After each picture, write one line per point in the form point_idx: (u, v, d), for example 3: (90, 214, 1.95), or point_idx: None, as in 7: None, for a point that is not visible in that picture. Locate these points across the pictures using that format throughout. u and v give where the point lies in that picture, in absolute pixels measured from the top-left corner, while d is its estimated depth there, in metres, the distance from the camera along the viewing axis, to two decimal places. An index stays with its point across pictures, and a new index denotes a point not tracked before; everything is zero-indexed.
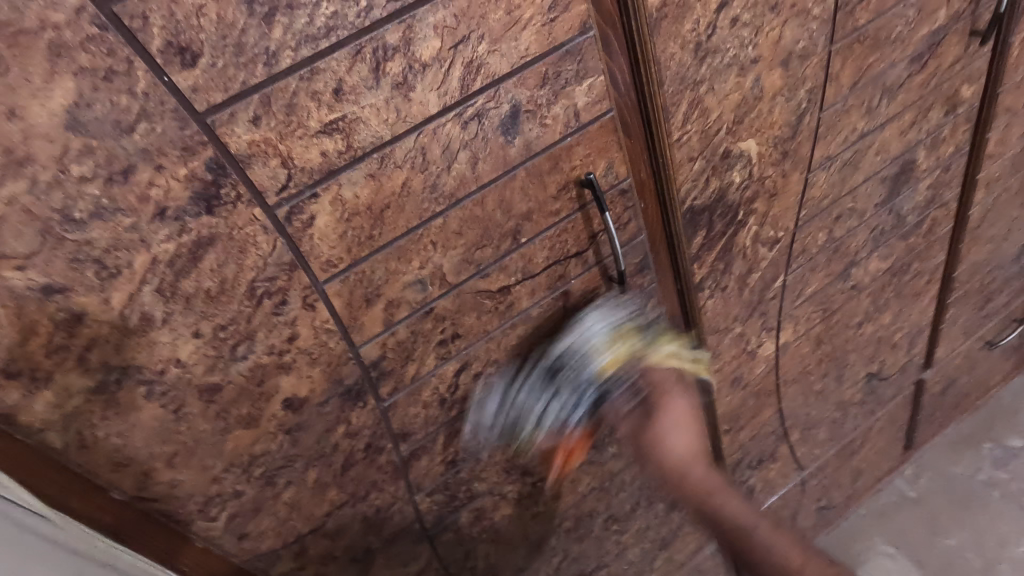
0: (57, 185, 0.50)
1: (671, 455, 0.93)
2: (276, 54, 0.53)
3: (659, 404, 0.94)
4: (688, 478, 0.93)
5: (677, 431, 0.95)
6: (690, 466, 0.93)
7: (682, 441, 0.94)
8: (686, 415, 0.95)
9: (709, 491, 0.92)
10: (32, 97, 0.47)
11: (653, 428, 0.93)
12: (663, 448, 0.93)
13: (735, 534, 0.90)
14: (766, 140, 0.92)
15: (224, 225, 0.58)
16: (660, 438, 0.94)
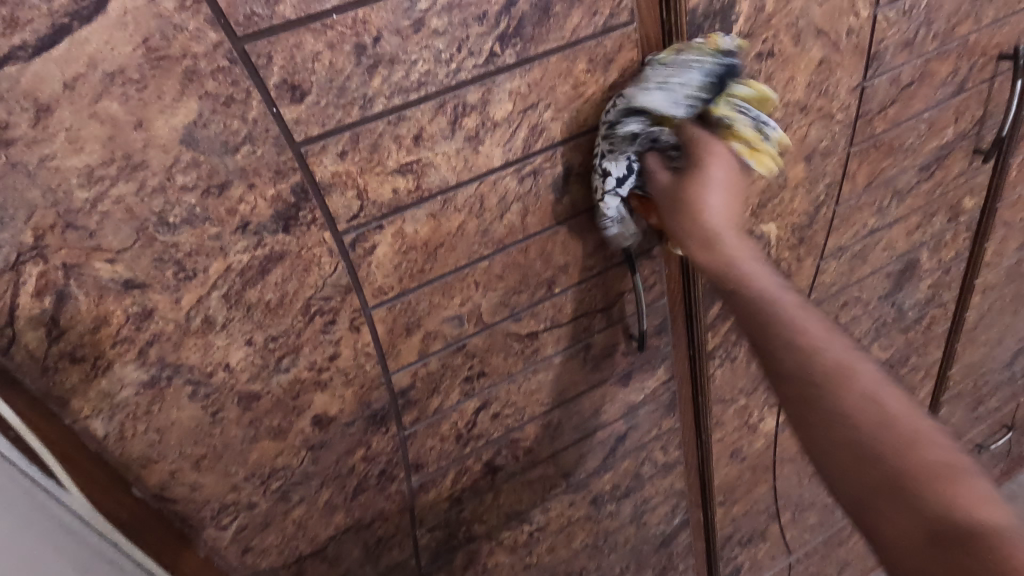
0: (160, 191, 0.55)
1: (798, 321, 0.63)
2: (371, 100, 0.60)
3: (713, 231, 0.69)
4: (842, 371, 0.58)
5: (812, 315, 0.64)
6: (825, 359, 0.59)
7: (774, 292, 0.66)
8: (758, 259, 0.69)
9: (828, 361, 0.59)
10: (159, 113, 0.52)
11: (694, 193, 0.70)
12: (742, 268, 0.67)
13: (905, 447, 0.52)
14: (785, 225, 0.98)
15: (296, 243, 0.63)
16: (736, 248, 0.68)
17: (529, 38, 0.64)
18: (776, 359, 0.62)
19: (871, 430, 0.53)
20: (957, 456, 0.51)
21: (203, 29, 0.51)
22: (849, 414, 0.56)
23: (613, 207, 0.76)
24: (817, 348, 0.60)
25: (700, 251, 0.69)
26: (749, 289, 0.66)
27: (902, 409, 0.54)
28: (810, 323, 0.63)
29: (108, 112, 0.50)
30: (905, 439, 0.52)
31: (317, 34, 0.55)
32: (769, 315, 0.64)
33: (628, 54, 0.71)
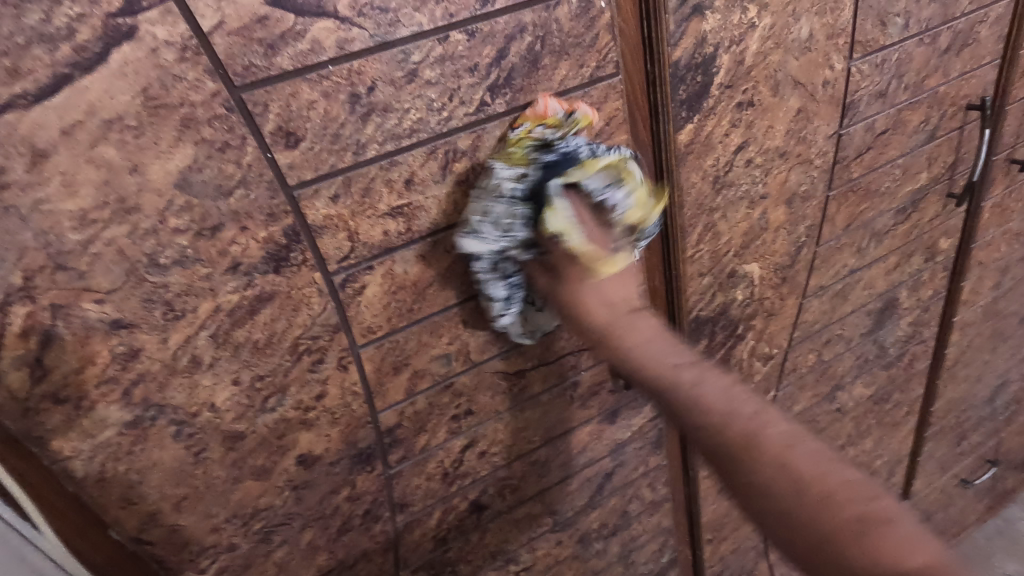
0: (152, 233, 0.56)
1: (711, 396, 0.65)
2: (364, 145, 0.61)
3: (616, 324, 0.69)
4: (753, 448, 0.61)
5: (718, 383, 0.66)
6: (733, 429, 0.62)
7: (699, 369, 0.67)
8: (660, 335, 0.70)
9: (731, 429, 0.62)
10: (155, 158, 0.53)
11: (573, 282, 0.69)
12: (633, 352, 0.68)
13: (821, 504, 0.56)
14: (768, 265, 1.01)
15: (286, 284, 0.64)
16: (620, 328, 0.69)
17: (519, 88, 0.66)
18: (704, 441, 0.65)
19: (791, 502, 0.57)
20: (863, 508, 0.55)
21: (202, 79, 0.52)
22: (768, 487, 0.59)
23: (501, 296, 0.73)
24: (724, 420, 0.63)
25: (596, 341, 0.70)
26: (647, 365, 0.68)
27: (810, 467, 0.58)
28: (710, 392, 0.65)
29: (104, 157, 0.51)
30: (818, 498, 0.56)
31: (313, 84, 0.56)
32: (682, 395, 0.66)
33: (613, 104, 0.74)
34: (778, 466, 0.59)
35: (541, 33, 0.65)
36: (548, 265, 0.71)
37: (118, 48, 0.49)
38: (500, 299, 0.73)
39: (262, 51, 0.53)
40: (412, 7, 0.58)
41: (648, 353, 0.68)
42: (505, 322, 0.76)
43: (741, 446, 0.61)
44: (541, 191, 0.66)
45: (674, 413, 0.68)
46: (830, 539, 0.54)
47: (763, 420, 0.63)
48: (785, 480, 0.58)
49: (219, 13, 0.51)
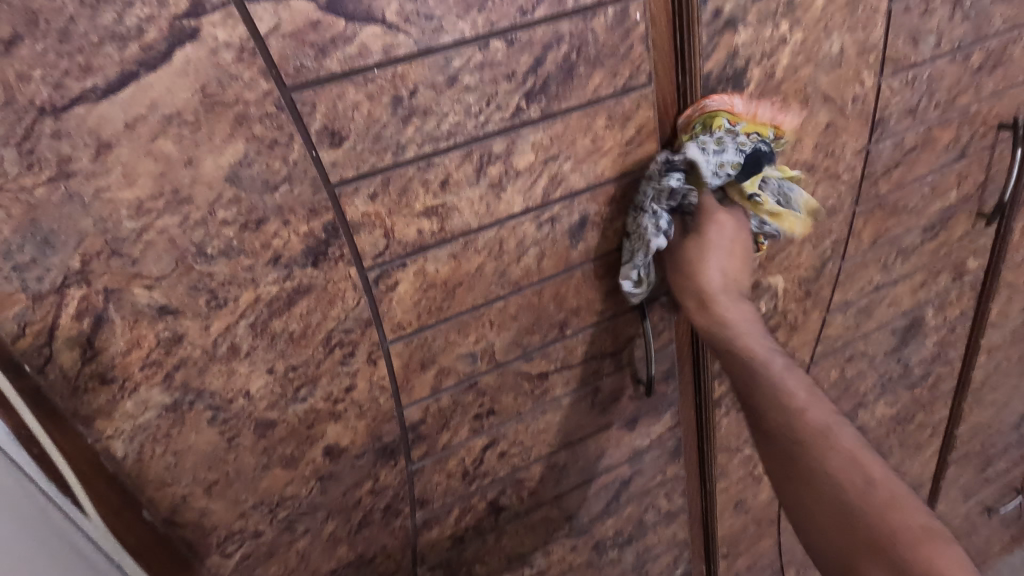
0: (201, 224, 0.58)
1: (814, 411, 0.71)
2: (404, 146, 0.63)
3: (708, 288, 0.82)
4: (825, 436, 0.68)
5: (820, 400, 0.73)
6: (814, 440, 0.68)
7: (801, 381, 0.75)
8: (753, 322, 0.82)
9: (810, 419, 0.70)
10: (209, 152, 0.56)
11: (697, 252, 0.83)
12: (731, 330, 0.80)
13: (869, 504, 0.61)
14: (792, 278, 1.01)
15: (323, 277, 0.66)
16: (728, 311, 0.81)
17: (553, 95, 0.68)
18: (765, 424, 0.73)
19: (856, 492, 0.63)
20: (928, 522, 0.59)
21: (255, 79, 0.55)
22: (835, 478, 0.65)
23: (661, 229, 0.77)
24: (802, 412, 0.71)
25: (696, 310, 0.83)
26: (760, 372, 0.76)
27: (881, 477, 0.64)
28: (803, 403, 0.72)
29: (162, 150, 0.54)
30: (885, 506, 0.61)
31: (358, 86, 0.59)
32: (781, 400, 0.73)
33: (645, 113, 0.75)
34: (849, 460, 0.65)
35: (577, 42, 0.67)
36: (696, 222, 0.83)
37: (181, 47, 0.52)
38: (656, 237, 0.77)
39: (313, 54, 0.56)
40: (455, 15, 0.60)
41: (764, 366, 0.76)
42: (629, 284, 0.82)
43: (809, 435, 0.69)
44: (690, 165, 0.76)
45: (784, 416, 0.72)
46: (874, 532, 0.59)
47: (848, 426, 0.70)
48: (845, 462, 0.65)
49: (275, 17, 0.54)
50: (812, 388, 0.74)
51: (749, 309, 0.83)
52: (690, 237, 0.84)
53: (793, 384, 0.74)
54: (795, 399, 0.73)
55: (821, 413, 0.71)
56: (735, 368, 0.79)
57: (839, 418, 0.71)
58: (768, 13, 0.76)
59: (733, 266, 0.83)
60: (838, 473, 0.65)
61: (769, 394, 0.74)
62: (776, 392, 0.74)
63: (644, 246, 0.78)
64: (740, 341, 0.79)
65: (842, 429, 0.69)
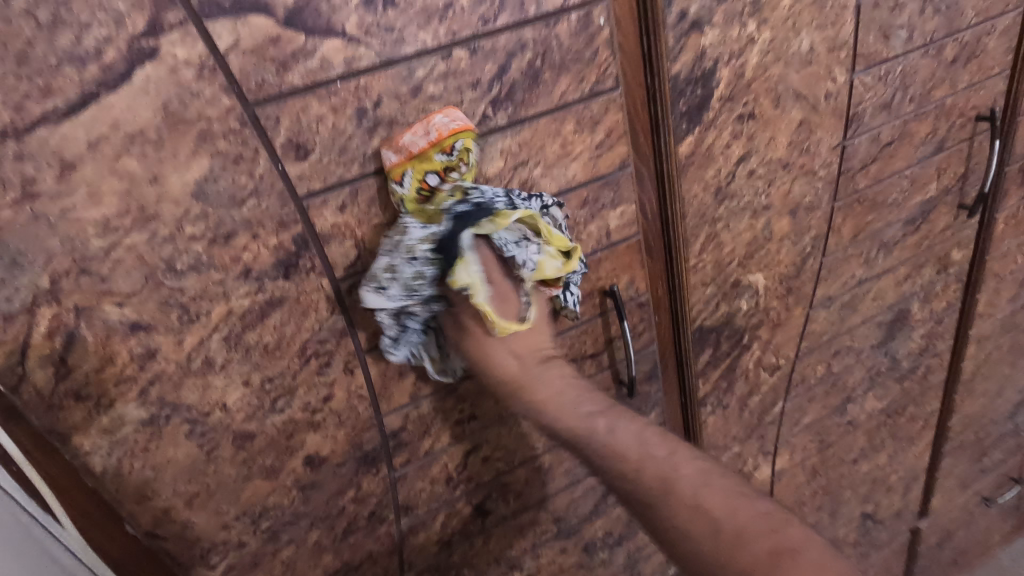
0: (170, 240, 0.59)
1: (649, 449, 0.70)
2: (371, 157, 0.64)
3: (526, 371, 0.73)
4: (667, 486, 0.66)
5: (646, 436, 0.71)
6: (670, 480, 0.67)
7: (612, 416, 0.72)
8: (570, 383, 0.75)
9: (646, 476, 0.68)
10: (174, 169, 0.57)
11: (474, 338, 0.73)
12: (560, 407, 0.73)
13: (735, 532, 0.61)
14: (773, 275, 1.01)
15: (296, 289, 0.67)
16: (529, 380, 0.73)
17: (519, 102, 0.68)
18: (618, 486, 0.70)
19: (707, 547, 0.61)
20: (777, 535, 0.60)
21: (218, 95, 0.56)
22: (686, 534, 0.63)
23: (396, 334, 0.71)
24: (638, 468, 0.68)
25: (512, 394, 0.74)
26: (594, 424, 0.71)
27: (723, 506, 0.63)
28: (633, 444, 0.70)
29: (127, 168, 0.55)
30: (732, 543, 0.60)
31: (322, 99, 0.60)
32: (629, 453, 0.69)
33: (614, 116, 0.75)
34: (690, 510, 0.64)
35: (541, 48, 0.67)
36: (460, 322, 0.72)
37: (141, 66, 0.52)
38: (390, 335, 0.71)
39: (274, 68, 0.57)
40: (416, 26, 0.60)
41: (599, 416, 0.72)
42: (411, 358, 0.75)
43: (654, 493, 0.66)
44: (450, 243, 0.65)
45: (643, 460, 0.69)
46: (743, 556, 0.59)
47: (681, 463, 0.68)
48: (689, 511, 0.64)
49: (234, 34, 0.54)
50: (641, 435, 0.71)
51: (558, 365, 0.75)
52: (463, 324, 0.73)
53: (634, 433, 0.71)
54: (625, 455, 0.69)
55: (656, 462, 0.68)
56: (571, 444, 0.73)
57: (672, 453, 0.69)
58: (734, 13, 0.76)
59: (525, 338, 0.73)
60: (688, 528, 0.63)
61: (612, 464, 0.70)
62: (614, 456, 0.69)
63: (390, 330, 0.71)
64: (535, 400, 0.73)
65: (674, 474, 0.67)
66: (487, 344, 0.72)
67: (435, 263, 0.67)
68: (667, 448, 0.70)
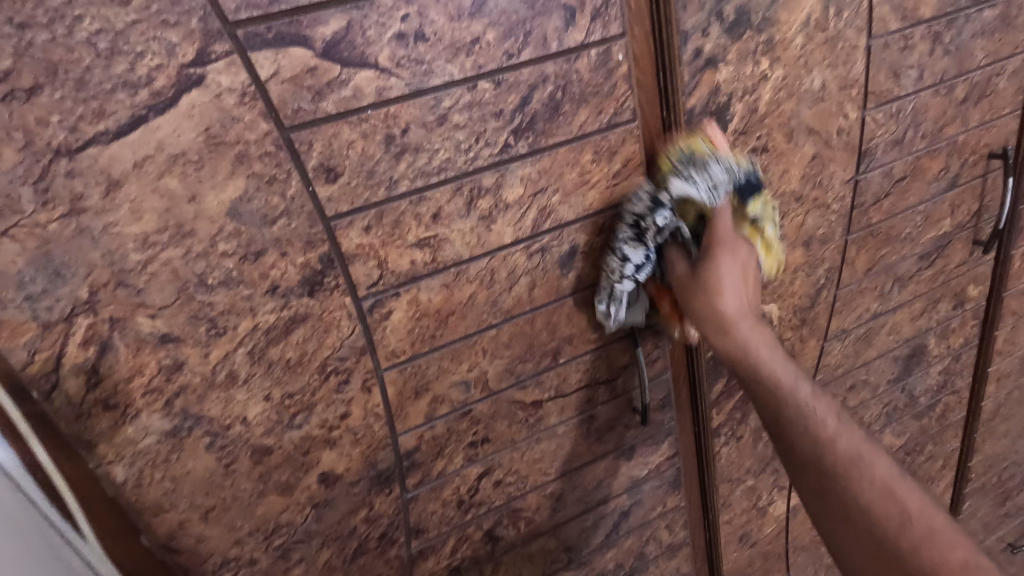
0: (203, 256, 0.62)
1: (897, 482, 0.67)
2: (396, 181, 0.67)
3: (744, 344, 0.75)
4: (858, 469, 0.68)
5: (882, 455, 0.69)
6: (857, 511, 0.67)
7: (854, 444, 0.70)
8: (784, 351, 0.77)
9: (841, 451, 0.70)
10: (211, 188, 0.60)
11: (711, 277, 0.77)
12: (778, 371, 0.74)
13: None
14: (786, 306, 1.02)
15: (319, 306, 0.69)
16: (751, 337, 0.75)
17: (540, 132, 0.71)
18: (799, 455, 0.72)
19: (888, 531, 0.64)
20: (969, 556, 0.60)
21: (256, 120, 0.59)
22: (871, 517, 0.65)
23: (635, 272, 0.79)
24: (835, 441, 0.70)
25: (716, 336, 0.77)
26: (793, 438, 0.72)
27: (917, 506, 0.65)
28: (862, 477, 0.67)
29: (168, 187, 0.58)
30: (918, 541, 0.62)
31: (353, 125, 0.63)
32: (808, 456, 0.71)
33: (630, 147, 0.78)
34: (884, 495, 0.66)
35: (562, 82, 0.70)
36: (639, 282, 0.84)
37: (187, 92, 0.56)
38: (624, 279, 0.79)
39: (310, 96, 0.60)
40: (444, 59, 0.64)
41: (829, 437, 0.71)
42: (603, 309, 0.83)
43: (838, 472, 0.69)
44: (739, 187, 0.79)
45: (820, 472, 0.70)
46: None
47: (874, 452, 0.70)
48: (882, 499, 0.66)
49: (274, 64, 0.58)
50: (841, 414, 0.73)
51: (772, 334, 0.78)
52: (705, 253, 0.78)
53: (833, 412, 0.73)
54: (818, 428, 0.71)
55: (851, 442, 0.70)
56: (766, 408, 0.75)
57: (870, 445, 0.70)
58: (748, 51, 0.79)
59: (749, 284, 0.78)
60: (873, 509, 0.66)
61: (797, 430, 0.72)
62: (805, 424, 0.72)
63: (609, 284, 0.80)
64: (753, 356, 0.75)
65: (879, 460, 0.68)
66: (724, 276, 0.76)
67: (519, 260, 0.76)
68: (844, 424, 0.72)
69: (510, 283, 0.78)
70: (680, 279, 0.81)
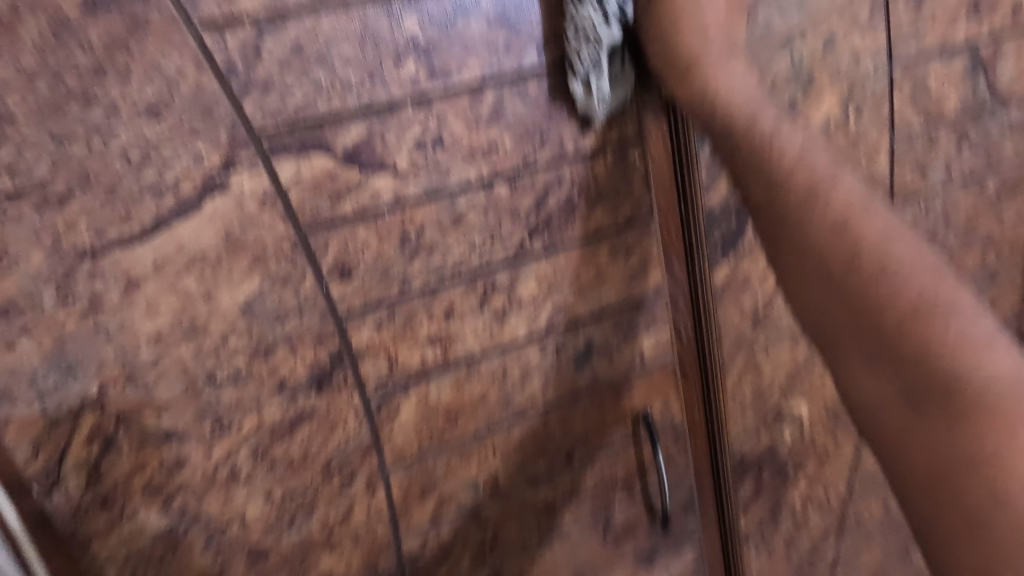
0: (213, 352, 0.62)
1: (966, 329, 0.54)
2: (410, 279, 0.67)
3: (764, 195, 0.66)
4: (924, 312, 0.56)
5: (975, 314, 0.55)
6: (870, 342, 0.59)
7: (915, 255, 0.59)
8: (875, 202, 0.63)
9: (911, 293, 0.57)
10: (227, 288, 0.60)
11: (705, 63, 0.67)
12: (850, 210, 0.61)
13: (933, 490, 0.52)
14: (817, 405, 0.96)
15: (326, 404, 0.67)
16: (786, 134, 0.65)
17: (556, 231, 0.71)
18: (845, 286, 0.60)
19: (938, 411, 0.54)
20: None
21: (275, 222, 0.60)
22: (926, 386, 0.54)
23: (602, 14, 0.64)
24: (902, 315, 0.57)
25: (680, 82, 0.68)
26: (828, 196, 0.62)
27: (993, 378, 0.52)
28: (936, 335, 0.55)
29: (185, 286, 0.59)
30: (968, 425, 0.52)
31: (370, 227, 0.64)
32: (845, 320, 0.61)
33: (647, 245, 0.77)
34: (943, 380, 0.53)
35: (578, 184, 0.71)
36: (654, 380, 0.84)
37: (211, 197, 0.58)
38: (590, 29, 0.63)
39: (329, 199, 0.61)
40: (462, 163, 0.65)
41: (877, 305, 0.58)
42: (581, 90, 0.66)
43: (904, 350, 0.56)
44: None
45: (863, 348, 0.60)
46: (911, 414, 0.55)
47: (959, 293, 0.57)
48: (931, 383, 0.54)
49: (296, 170, 0.60)
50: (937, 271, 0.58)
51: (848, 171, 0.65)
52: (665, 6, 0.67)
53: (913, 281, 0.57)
54: (887, 264, 0.59)
55: (937, 288, 0.57)
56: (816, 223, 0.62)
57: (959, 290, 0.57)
58: None
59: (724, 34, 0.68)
60: (926, 388, 0.54)
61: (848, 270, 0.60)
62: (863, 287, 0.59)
63: (580, 42, 0.64)
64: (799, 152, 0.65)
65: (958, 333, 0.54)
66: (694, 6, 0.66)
67: (534, 355, 0.75)
68: (936, 277, 0.58)
69: (521, 381, 0.75)
70: (656, 55, 0.68)
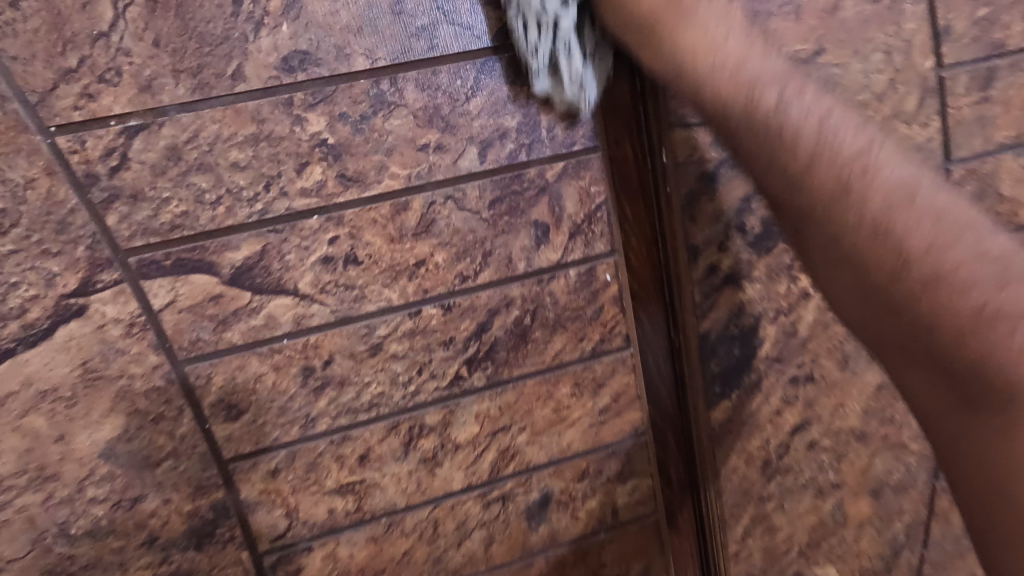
0: (66, 501, 0.51)
1: (885, 185, 0.41)
2: (314, 419, 0.55)
3: (675, 11, 0.44)
4: (832, 165, 0.42)
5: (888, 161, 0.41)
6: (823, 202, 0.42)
7: (815, 105, 0.43)
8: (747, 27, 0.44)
9: (825, 149, 0.42)
10: (84, 427, 0.50)
11: None
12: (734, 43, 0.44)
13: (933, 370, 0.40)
14: (849, 569, 0.76)
15: (208, 561, 0.56)
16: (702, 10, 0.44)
17: (502, 361, 0.58)
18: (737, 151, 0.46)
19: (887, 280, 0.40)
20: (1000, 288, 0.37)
21: (144, 353, 0.50)
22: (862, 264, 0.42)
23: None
24: (810, 162, 0.42)
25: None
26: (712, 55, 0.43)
27: (931, 224, 0.39)
28: (846, 196, 0.41)
29: (31, 425, 0.49)
30: (922, 288, 0.39)
31: (263, 357, 0.53)
32: (779, 196, 0.46)
33: (622, 378, 0.62)
34: (873, 240, 0.40)
35: (532, 306, 0.57)
36: (633, 538, 0.68)
37: (65, 324, 0.48)
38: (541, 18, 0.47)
39: (211, 326, 0.51)
40: (381, 283, 0.53)
41: (779, 161, 0.43)
42: (567, 88, 0.50)
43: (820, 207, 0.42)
44: None
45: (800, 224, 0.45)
46: (884, 286, 0.41)
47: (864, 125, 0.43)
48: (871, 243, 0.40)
49: (171, 292, 0.50)
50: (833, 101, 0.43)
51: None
52: None
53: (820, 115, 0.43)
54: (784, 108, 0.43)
55: (842, 134, 0.42)
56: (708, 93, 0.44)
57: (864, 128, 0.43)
58: (782, 266, 0.61)
59: None
60: (868, 262, 0.41)
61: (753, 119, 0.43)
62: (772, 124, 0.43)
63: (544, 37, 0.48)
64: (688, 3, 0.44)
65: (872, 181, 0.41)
66: None
67: (473, 506, 0.61)
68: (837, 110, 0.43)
69: (457, 535, 0.61)
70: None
